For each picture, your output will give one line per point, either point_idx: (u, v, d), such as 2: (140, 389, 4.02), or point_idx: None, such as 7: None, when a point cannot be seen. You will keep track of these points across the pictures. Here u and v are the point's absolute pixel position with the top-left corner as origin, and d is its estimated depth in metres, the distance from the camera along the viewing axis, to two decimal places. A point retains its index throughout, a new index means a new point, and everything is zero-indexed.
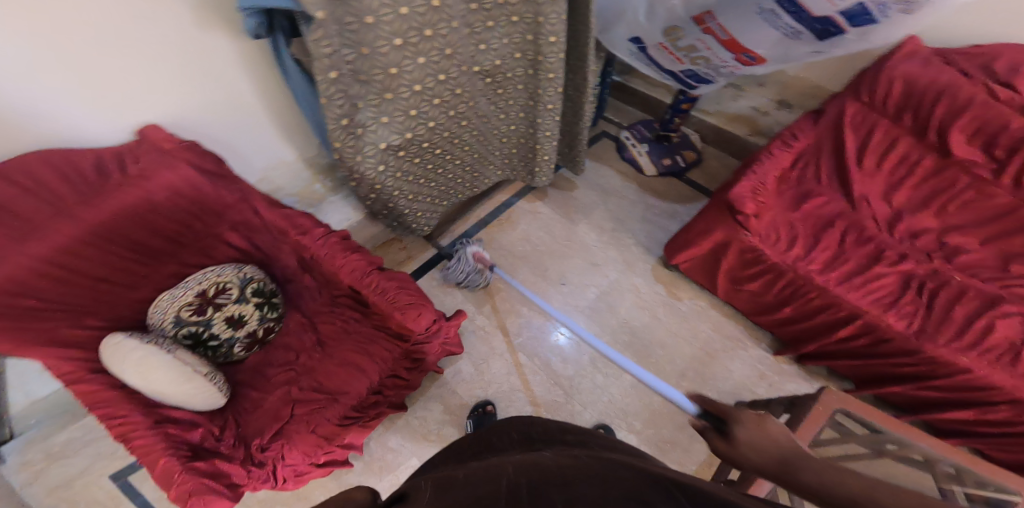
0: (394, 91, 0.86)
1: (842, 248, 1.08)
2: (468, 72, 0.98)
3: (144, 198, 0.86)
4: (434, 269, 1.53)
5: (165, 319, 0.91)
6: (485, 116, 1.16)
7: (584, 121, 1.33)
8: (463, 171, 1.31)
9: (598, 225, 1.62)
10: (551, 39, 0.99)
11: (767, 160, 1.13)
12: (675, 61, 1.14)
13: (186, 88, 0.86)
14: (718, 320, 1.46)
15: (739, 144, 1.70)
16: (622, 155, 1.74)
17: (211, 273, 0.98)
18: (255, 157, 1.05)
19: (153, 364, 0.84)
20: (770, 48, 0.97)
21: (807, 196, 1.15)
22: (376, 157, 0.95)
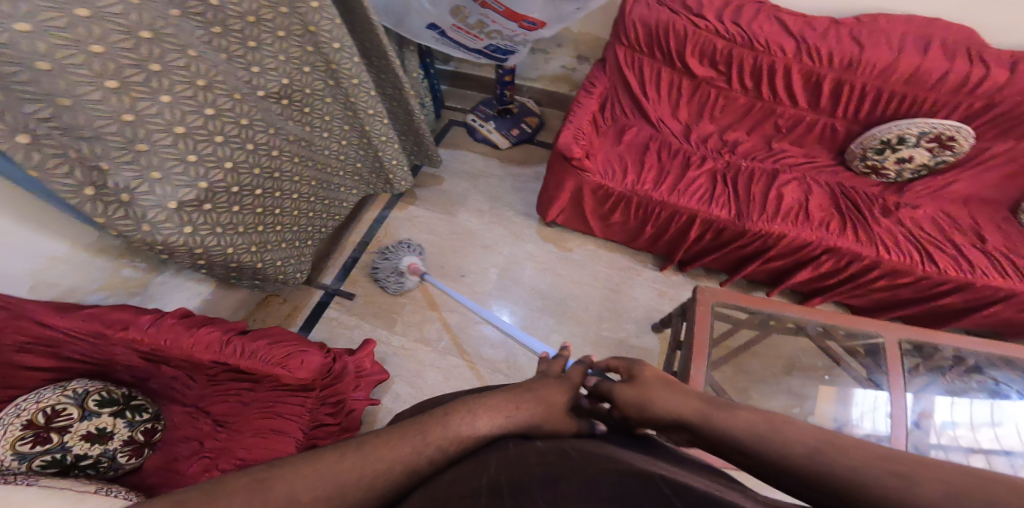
0: (147, 139, 0.77)
1: (663, 164, 1.17)
2: (252, 98, 0.92)
3: None
4: (328, 310, 1.47)
5: (3, 458, 0.78)
6: (307, 140, 1.10)
7: (416, 113, 1.30)
8: (307, 202, 1.24)
9: (476, 209, 1.63)
10: (335, 45, 0.98)
11: (578, 110, 1.17)
12: (475, 39, 1.16)
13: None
14: (609, 257, 1.52)
15: (566, 101, 1.78)
16: (476, 137, 1.74)
17: (29, 401, 0.83)
18: (3, 265, 0.81)
19: (19, 500, 0.70)
20: (542, 9, 1.03)
21: (625, 130, 1.24)
22: (172, 219, 0.86)
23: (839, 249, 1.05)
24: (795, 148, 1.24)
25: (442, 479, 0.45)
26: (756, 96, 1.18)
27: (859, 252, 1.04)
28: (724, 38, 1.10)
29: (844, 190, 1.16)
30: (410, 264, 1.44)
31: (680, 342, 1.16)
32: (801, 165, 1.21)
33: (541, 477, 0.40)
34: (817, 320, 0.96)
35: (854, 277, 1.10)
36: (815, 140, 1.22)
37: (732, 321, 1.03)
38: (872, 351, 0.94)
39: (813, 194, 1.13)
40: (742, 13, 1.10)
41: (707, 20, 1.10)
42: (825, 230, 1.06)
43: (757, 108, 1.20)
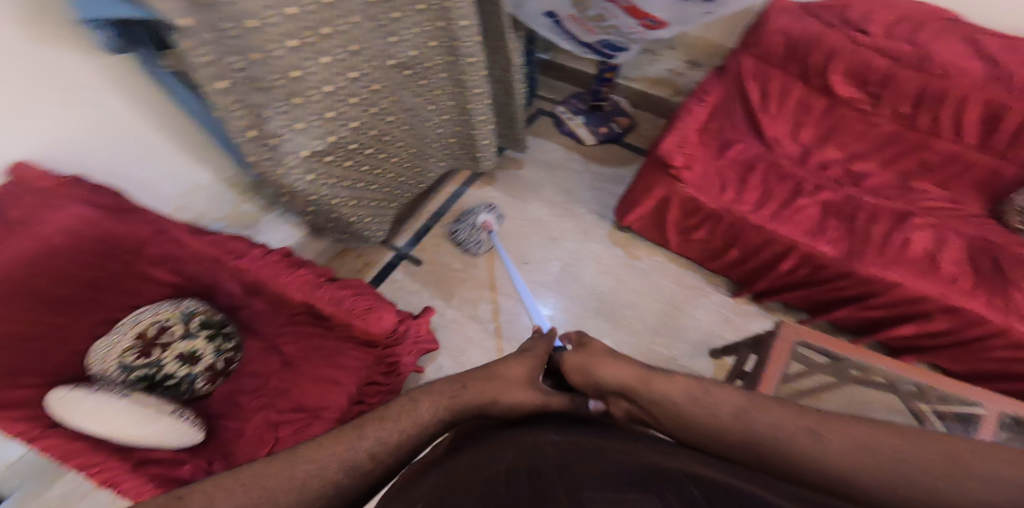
0: (304, 94, 0.83)
1: (767, 186, 1.13)
2: (383, 66, 0.97)
3: (44, 249, 0.79)
4: (394, 271, 1.53)
5: (109, 367, 0.88)
6: (414, 110, 1.16)
7: (517, 99, 1.32)
8: (399, 167, 1.30)
9: (549, 200, 1.63)
10: (462, 23, 0.99)
11: (690, 112, 1.14)
12: (588, 32, 1.15)
13: (50, 123, 0.79)
14: (678, 274, 1.49)
15: (663, 106, 1.75)
16: (561, 130, 1.75)
17: (145, 314, 0.95)
18: (163, 186, 1.01)
19: (109, 411, 0.80)
20: (666, 9, 1.01)
21: (730, 144, 1.19)
22: (301, 166, 0.93)
23: (962, 309, 0.98)
24: (939, 191, 1.17)
25: (462, 460, 0.40)
26: (907, 123, 1.13)
27: (987, 317, 0.96)
28: (887, 58, 1.06)
29: (991, 247, 1.03)
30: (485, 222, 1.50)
31: (742, 372, 1.14)
32: (940, 209, 1.14)
33: (553, 467, 0.34)
34: (913, 379, 0.91)
35: (967, 340, 1.03)
36: (968, 183, 1.14)
37: (809, 365, 1.01)
38: (967, 418, 0.89)
39: (946, 244, 1.03)
40: (922, 30, 1.04)
41: (869, 35, 1.07)
42: (951, 286, 0.98)
43: (903, 137, 1.16)
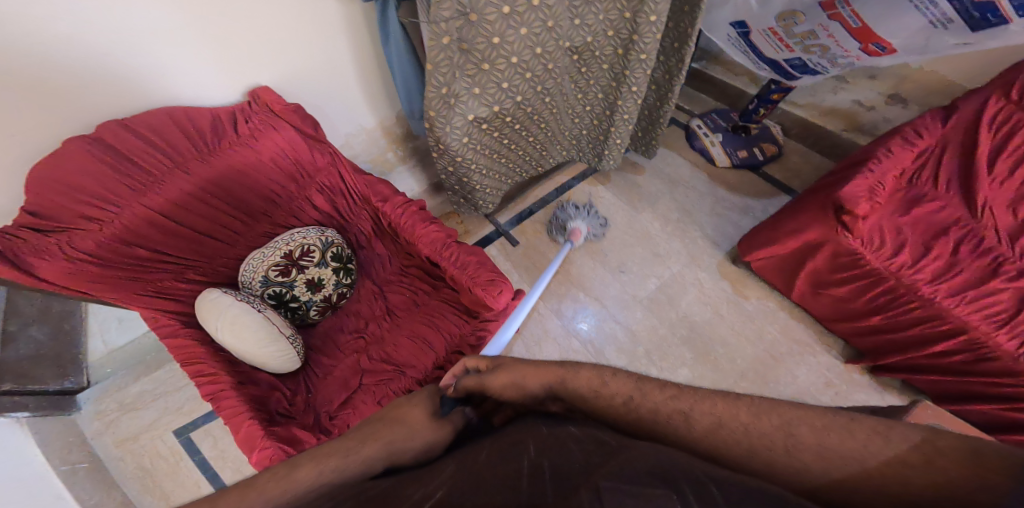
0: (492, 62, 0.85)
1: (958, 260, 1.05)
2: (561, 48, 0.96)
3: (254, 158, 0.96)
4: (490, 246, 1.54)
5: (254, 278, 1.00)
6: (567, 96, 1.16)
7: (667, 106, 1.28)
8: (531, 148, 1.30)
9: (662, 215, 1.60)
10: (651, 18, 0.94)
11: (885, 159, 1.14)
12: (783, 48, 1.13)
13: (285, 57, 0.96)
14: (786, 324, 1.39)
15: (828, 140, 1.67)
16: (694, 145, 1.75)
17: (297, 235, 1.05)
18: (342, 123, 1.16)
19: (244, 322, 0.92)
20: (907, 38, 0.96)
21: (922, 199, 1.13)
22: (463, 128, 0.95)
23: None
24: None
25: (479, 455, 0.49)
26: None
27: None
28: None
29: None
30: (574, 228, 1.45)
31: None
32: None
33: (579, 467, 0.40)
34: None
35: None
36: None
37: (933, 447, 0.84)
38: None
39: None
40: None
41: None
42: None
43: None
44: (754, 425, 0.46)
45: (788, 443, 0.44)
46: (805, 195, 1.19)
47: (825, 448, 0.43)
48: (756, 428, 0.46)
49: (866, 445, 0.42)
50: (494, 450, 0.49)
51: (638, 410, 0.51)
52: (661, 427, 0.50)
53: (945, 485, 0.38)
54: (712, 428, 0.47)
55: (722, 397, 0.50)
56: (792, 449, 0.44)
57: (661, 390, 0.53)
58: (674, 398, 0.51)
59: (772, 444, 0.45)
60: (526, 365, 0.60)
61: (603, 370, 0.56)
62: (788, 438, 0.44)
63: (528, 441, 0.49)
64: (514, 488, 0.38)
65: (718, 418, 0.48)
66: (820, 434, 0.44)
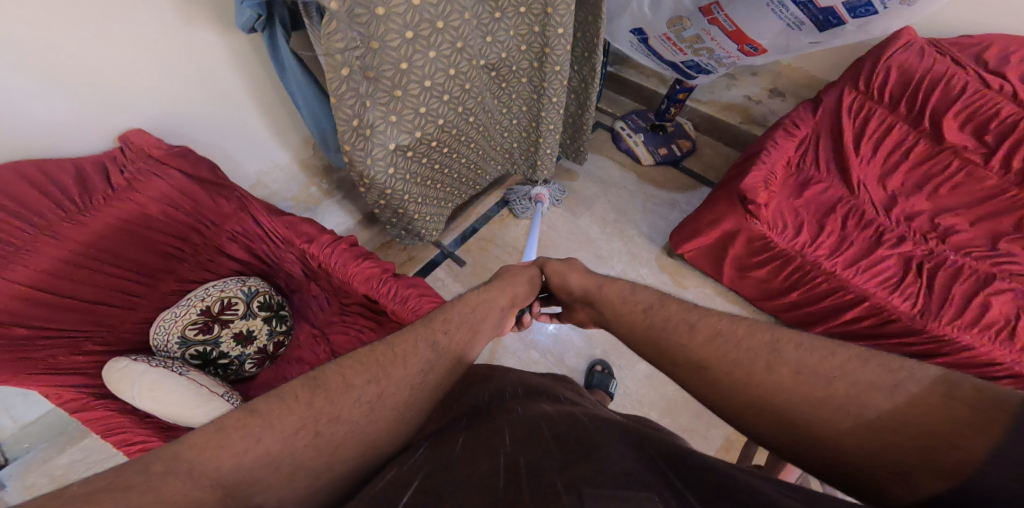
0: (404, 88, 0.83)
1: (847, 233, 1.16)
2: (477, 67, 0.95)
3: (137, 212, 0.89)
4: (437, 269, 1.52)
5: (169, 339, 0.94)
6: (491, 112, 1.16)
7: (588, 112, 1.32)
8: (467, 166, 1.29)
9: (599, 217, 1.64)
10: (559, 30, 0.96)
11: (773, 149, 1.24)
12: (678, 51, 1.20)
13: (167, 96, 0.90)
14: (726, 308, 1.45)
15: (731, 133, 1.78)
16: (619, 146, 1.81)
17: (214, 289, 1.00)
18: (248, 162, 1.12)
19: (166, 387, 0.85)
20: (773, 39, 1.06)
21: (810, 183, 1.23)
22: (386, 159, 0.93)
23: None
24: None
25: (460, 438, 0.52)
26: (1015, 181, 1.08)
27: None
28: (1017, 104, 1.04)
29: None
30: (539, 192, 1.58)
31: None
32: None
33: (552, 465, 0.44)
34: None
35: None
36: None
37: None
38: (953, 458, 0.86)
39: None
40: None
41: (1007, 80, 1.05)
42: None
43: (1006, 194, 1.10)
44: (749, 337, 0.62)
45: (772, 356, 0.58)
46: (724, 183, 1.28)
47: (803, 364, 0.56)
48: (751, 339, 0.61)
49: (852, 366, 0.54)
50: (471, 434, 0.53)
51: (651, 315, 0.70)
52: (666, 327, 0.67)
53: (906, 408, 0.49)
54: (710, 332, 0.64)
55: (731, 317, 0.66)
56: (777, 362, 0.58)
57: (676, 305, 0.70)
58: (687, 313, 0.68)
59: (760, 351, 0.59)
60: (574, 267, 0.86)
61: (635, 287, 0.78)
62: (776, 355, 0.58)
63: (503, 428, 0.53)
64: (491, 484, 0.41)
65: (719, 330, 0.64)
66: (806, 355, 0.57)
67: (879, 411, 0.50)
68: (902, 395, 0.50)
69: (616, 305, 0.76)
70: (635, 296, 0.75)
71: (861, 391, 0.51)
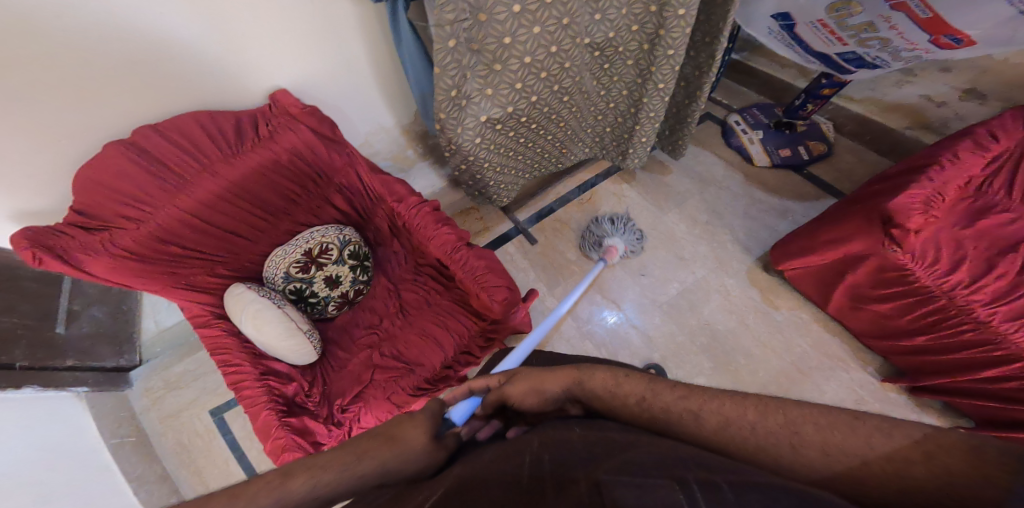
0: (504, 62, 0.81)
1: (1021, 277, 0.95)
2: (580, 45, 0.90)
3: (273, 158, 0.96)
4: (508, 244, 1.51)
5: (277, 274, 1.02)
6: (588, 92, 1.10)
7: (698, 104, 1.21)
8: (550, 144, 1.25)
9: (688, 216, 1.53)
10: (680, 12, 0.88)
11: (948, 164, 1.03)
12: (835, 41, 1.09)
13: (302, 55, 0.95)
14: (818, 337, 1.31)
15: (885, 137, 1.58)
16: (730, 141, 1.67)
17: (317, 234, 1.06)
18: (361, 122, 1.16)
19: (265, 317, 0.94)
20: (986, 29, 0.87)
21: (990, 211, 1.04)
22: (476, 129, 0.93)
23: None
24: None
25: (484, 454, 0.50)
26: None
27: None
28: None
29: None
30: (609, 246, 1.36)
31: None
32: None
33: (583, 463, 0.42)
34: None
35: None
36: None
37: None
38: None
39: None
40: None
41: None
42: None
43: None
44: (762, 421, 0.48)
45: (792, 440, 0.45)
46: (846, 203, 1.13)
47: (831, 444, 0.44)
48: (764, 425, 0.48)
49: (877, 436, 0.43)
50: (496, 449, 0.52)
51: (647, 408, 0.54)
52: (667, 424, 0.52)
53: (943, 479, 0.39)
54: (717, 426, 0.49)
55: (733, 398, 0.51)
56: (799, 445, 0.45)
57: (671, 393, 0.54)
58: (682, 398, 0.53)
59: (782, 434, 0.46)
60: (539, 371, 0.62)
61: (620, 371, 0.60)
62: (794, 434, 0.46)
63: (532, 440, 0.52)
64: (516, 480, 0.41)
65: (726, 417, 0.49)
66: (828, 431, 0.44)
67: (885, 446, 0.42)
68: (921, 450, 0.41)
69: (599, 387, 0.59)
70: (621, 386, 0.57)
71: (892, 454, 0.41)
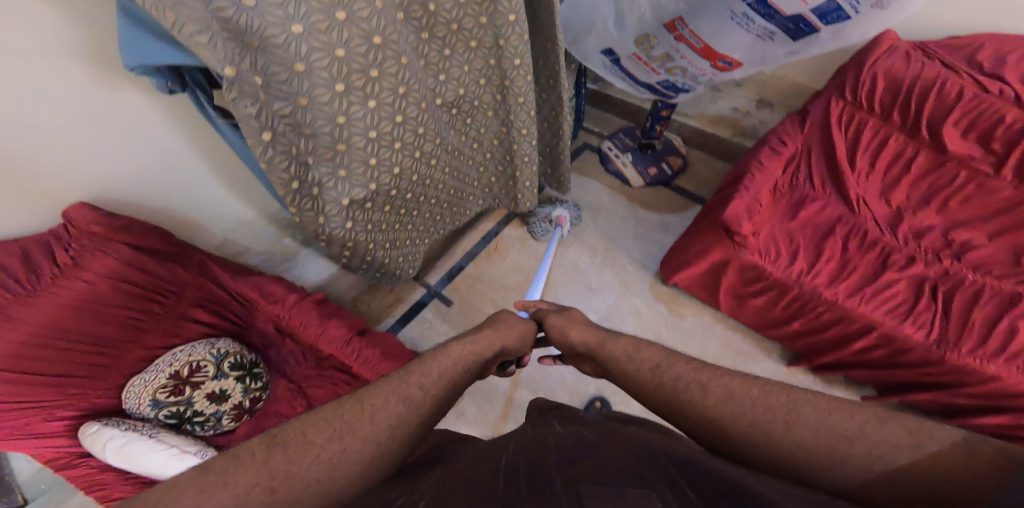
0: (347, 141, 0.82)
1: (848, 257, 1.12)
2: (431, 106, 0.93)
3: (86, 287, 0.85)
4: (424, 310, 1.49)
5: (141, 403, 0.92)
6: (458, 150, 1.13)
7: (564, 140, 1.30)
8: (437, 209, 1.28)
9: (589, 247, 1.60)
10: (515, 62, 0.94)
11: (756, 172, 1.19)
12: (652, 71, 1.24)
13: (107, 166, 0.85)
14: (725, 336, 1.38)
15: (723, 146, 1.77)
16: (607, 167, 1.80)
17: (182, 353, 0.97)
18: (217, 222, 1.11)
19: (135, 449, 0.84)
20: (745, 51, 1.06)
21: (804, 202, 1.19)
22: (340, 214, 0.93)
23: None
24: None
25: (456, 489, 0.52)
26: None
27: None
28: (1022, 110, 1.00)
29: None
30: (558, 215, 1.57)
31: None
32: None
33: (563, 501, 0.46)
34: None
35: None
36: None
37: None
38: None
39: None
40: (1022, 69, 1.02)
41: (1008, 84, 1.01)
42: None
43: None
44: (762, 398, 0.62)
45: (787, 420, 0.58)
46: (702, 217, 1.26)
47: (829, 428, 0.55)
48: (763, 400, 0.61)
49: (873, 430, 0.54)
50: (478, 478, 0.55)
51: (657, 374, 0.72)
52: (671, 390, 0.68)
53: (937, 474, 0.48)
54: (720, 394, 0.64)
55: (742, 379, 0.66)
56: (794, 425, 0.57)
57: (683, 364, 0.72)
58: (693, 369, 0.70)
59: (777, 413, 0.59)
60: (579, 322, 0.91)
61: (639, 343, 0.80)
62: (795, 417, 0.58)
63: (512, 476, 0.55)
64: None
65: (730, 389, 0.64)
66: (826, 417, 0.57)
67: (909, 455, 0.50)
68: (921, 457, 0.49)
69: (618, 361, 0.78)
70: (640, 355, 0.77)
71: (886, 434, 0.53)
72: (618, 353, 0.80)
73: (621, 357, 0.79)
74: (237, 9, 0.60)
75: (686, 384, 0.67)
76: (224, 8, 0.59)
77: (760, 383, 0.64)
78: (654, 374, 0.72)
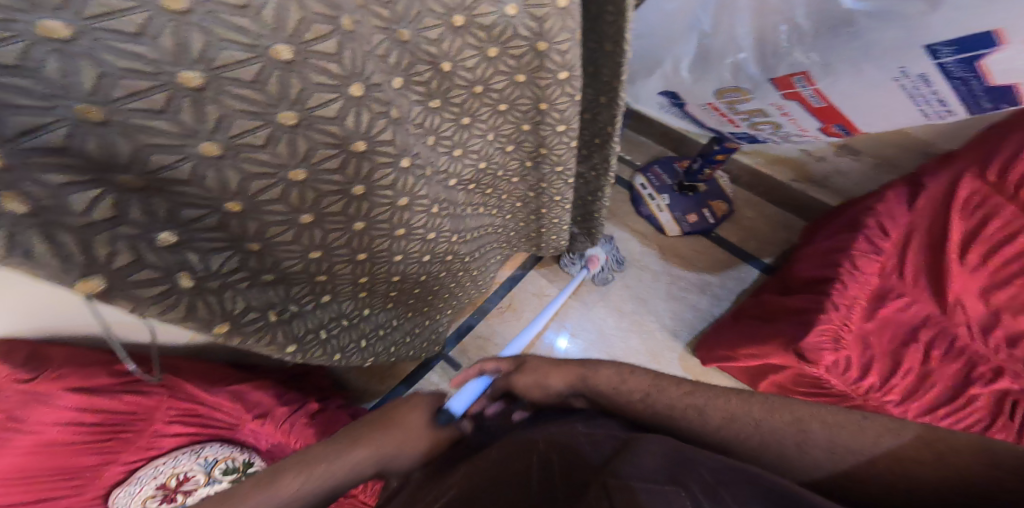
0: (329, 270, 0.67)
1: (929, 370, 1.06)
2: (446, 188, 0.77)
3: None
4: (429, 373, 1.41)
5: None
6: (479, 228, 0.99)
7: (602, 198, 1.16)
8: (456, 287, 1.13)
9: (616, 307, 1.52)
10: (558, 128, 0.81)
11: (847, 278, 1.11)
12: (728, 121, 1.09)
13: None
14: None
15: (779, 189, 1.63)
16: (639, 211, 1.65)
17: (165, 466, 0.92)
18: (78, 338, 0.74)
19: None
20: (885, 121, 0.85)
21: (890, 296, 1.12)
22: (341, 343, 0.83)
23: None
24: None
25: (496, 454, 0.60)
26: None
27: None
28: None
29: None
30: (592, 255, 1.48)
31: None
32: None
33: (585, 467, 0.50)
34: None
35: None
36: None
37: None
38: None
39: None
40: None
41: None
42: None
43: None
44: (766, 419, 0.64)
45: (798, 436, 0.62)
46: (760, 323, 1.25)
47: (836, 436, 0.61)
48: (770, 420, 0.64)
49: (875, 436, 0.60)
50: (504, 447, 0.62)
51: (651, 404, 0.68)
52: (671, 417, 0.66)
53: (935, 457, 0.58)
54: (721, 418, 0.65)
55: (738, 399, 0.67)
56: (801, 439, 0.61)
57: (673, 388, 0.68)
58: (683, 394, 0.68)
59: (786, 422, 0.63)
60: (550, 365, 0.77)
61: (622, 370, 0.73)
62: (801, 432, 0.62)
63: (538, 439, 0.61)
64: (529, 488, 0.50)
65: (731, 412, 0.65)
66: (834, 433, 0.61)
67: (897, 442, 0.59)
68: (915, 441, 0.59)
69: (608, 392, 0.72)
70: (627, 385, 0.70)
71: (894, 443, 0.59)
72: (604, 383, 0.73)
73: (608, 389, 0.72)
74: (81, 136, 0.36)
75: (686, 410, 0.66)
76: (40, 132, 0.34)
77: (760, 399, 0.66)
78: (646, 404, 0.68)
